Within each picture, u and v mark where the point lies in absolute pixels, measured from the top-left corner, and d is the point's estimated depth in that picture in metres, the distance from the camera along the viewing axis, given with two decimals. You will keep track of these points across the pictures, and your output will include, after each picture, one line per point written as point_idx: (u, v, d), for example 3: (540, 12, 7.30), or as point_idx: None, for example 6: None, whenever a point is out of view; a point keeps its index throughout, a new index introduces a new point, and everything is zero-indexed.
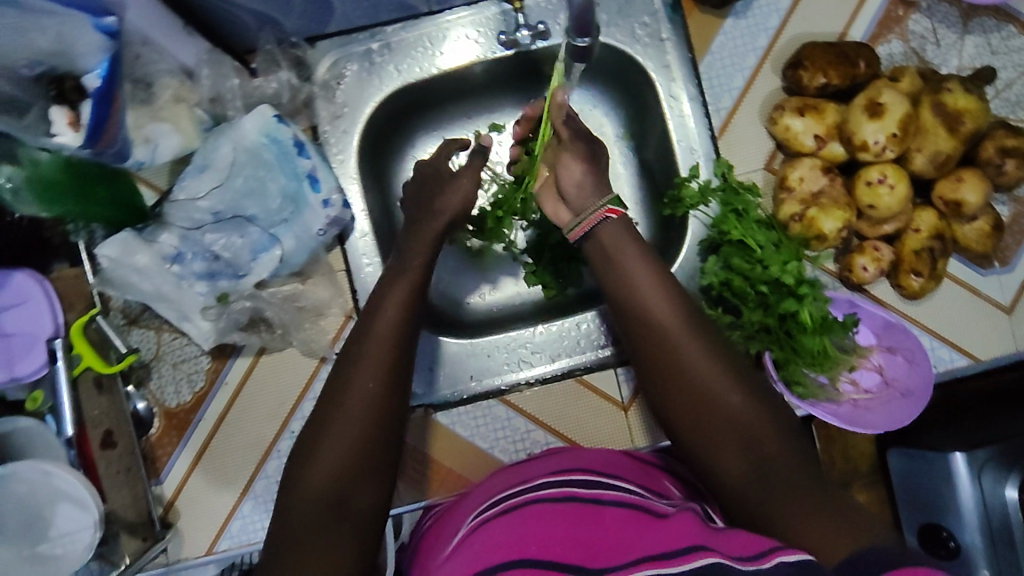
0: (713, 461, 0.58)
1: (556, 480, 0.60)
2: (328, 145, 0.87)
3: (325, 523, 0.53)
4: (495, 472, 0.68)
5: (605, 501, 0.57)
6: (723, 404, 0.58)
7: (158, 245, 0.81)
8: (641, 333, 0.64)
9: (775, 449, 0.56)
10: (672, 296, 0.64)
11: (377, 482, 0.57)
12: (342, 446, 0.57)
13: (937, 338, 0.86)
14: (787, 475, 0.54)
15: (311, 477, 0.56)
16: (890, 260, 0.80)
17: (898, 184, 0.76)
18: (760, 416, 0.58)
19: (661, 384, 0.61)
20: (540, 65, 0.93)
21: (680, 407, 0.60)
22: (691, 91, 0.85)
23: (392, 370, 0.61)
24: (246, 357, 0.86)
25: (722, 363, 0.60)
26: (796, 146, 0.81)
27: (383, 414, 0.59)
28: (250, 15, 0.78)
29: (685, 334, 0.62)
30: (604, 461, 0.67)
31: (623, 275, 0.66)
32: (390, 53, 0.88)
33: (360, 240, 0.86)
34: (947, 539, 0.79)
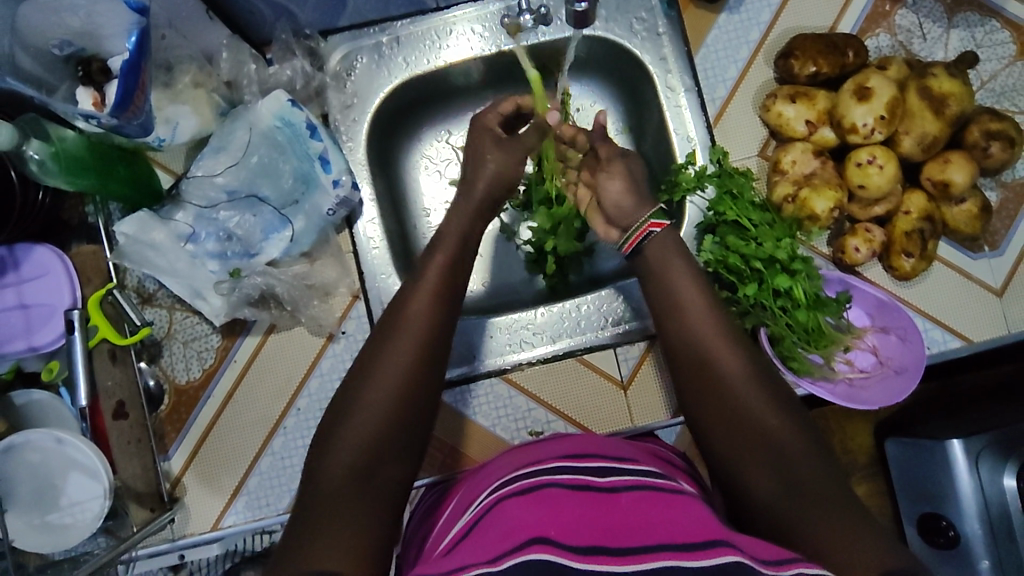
0: (744, 475, 0.59)
1: (574, 467, 0.61)
2: (338, 133, 0.91)
3: (348, 496, 0.54)
4: (507, 453, 0.69)
5: (619, 487, 0.58)
6: (760, 423, 0.60)
7: (174, 223, 0.84)
8: (683, 349, 0.65)
9: (808, 469, 0.57)
10: (712, 311, 0.66)
11: (400, 460, 0.58)
12: (376, 417, 0.58)
13: (930, 319, 0.88)
14: (817, 496, 0.55)
15: (342, 447, 0.56)
16: (882, 241, 0.83)
17: (887, 164, 0.79)
18: (797, 439, 0.59)
19: (699, 398, 0.63)
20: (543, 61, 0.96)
21: (716, 422, 0.61)
22: (687, 82, 0.89)
23: (429, 345, 0.62)
24: (256, 335, 0.88)
25: (761, 382, 0.62)
26: (789, 131, 0.84)
27: (416, 390, 0.60)
28: (268, 6, 0.82)
29: (727, 351, 0.63)
30: (614, 447, 0.68)
31: (670, 291, 0.69)
32: (399, 46, 0.92)
33: (368, 223, 0.89)
34: (946, 529, 0.86)
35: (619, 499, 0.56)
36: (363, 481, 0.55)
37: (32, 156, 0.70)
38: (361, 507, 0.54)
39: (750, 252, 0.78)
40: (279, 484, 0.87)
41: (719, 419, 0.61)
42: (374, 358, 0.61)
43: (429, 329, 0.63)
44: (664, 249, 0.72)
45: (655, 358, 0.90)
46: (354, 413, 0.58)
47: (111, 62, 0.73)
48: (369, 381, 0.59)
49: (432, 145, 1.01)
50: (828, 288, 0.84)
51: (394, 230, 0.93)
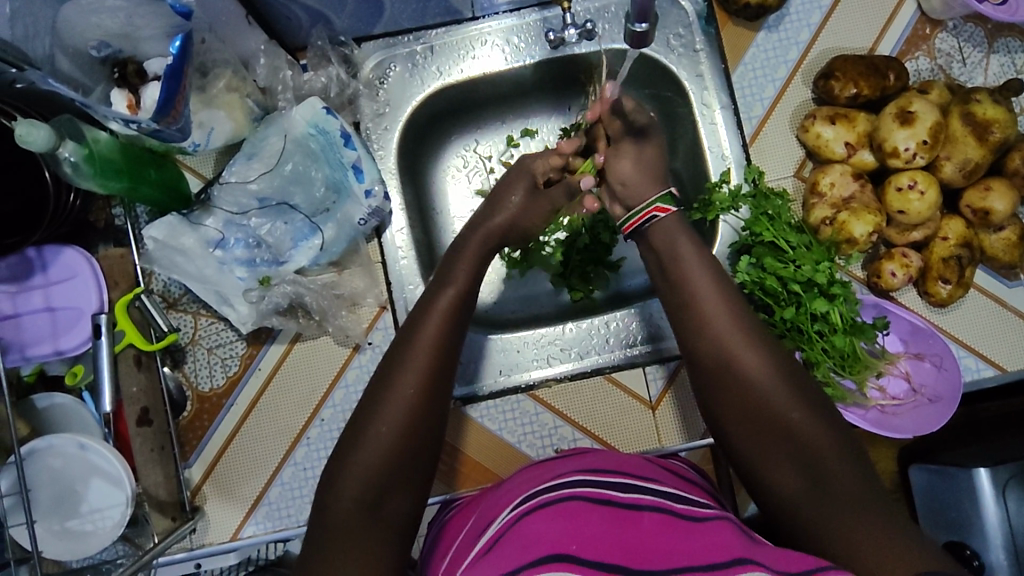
0: (767, 473, 0.58)
1: (593, 480, 0.59)
2: (370, 141, 0.90)
3: (355, 533, 0.53)
4: (524, 468, 0.67)
5: (641, 506, 0.56)
6: (785, 418, 0.58)
7: (203, 229, 0.83)
8: (698, 344, 0.63)
9: (835, 466, 0.56)
10: (736, 318, 0.63)
11: (410, 494, 0.56)
12: (378, 453, 0.56)
13: (963, 346, 0.86)
14: (839, 492, 0.55)
15: (348, 478, 0.55)
16: (918, 267, 0.82)
17: (928, 189, 0.78)
18: (821, 433, 0.57)
19: (719, 395, 0.61)
20: (579, 72, 0.96)
21: (738, 420, 0.60)
22: (723, 99, 0.88)
23: (431, 380, 0.59)
24: (281, 343, 0.87)
25: (784, 376, 0.60)
26: (827, 153, 0.83)
27: (421, 421, 0.58)
28: (304, 11, 0.82)
29: (747, 349, 0.61)
30: (634, 467, 0.66)
31: (689, 296, 0.65)
32: (433, 55, 0.92)
33: (397, 234, 0.88)
34: (970, 558, 0.83)
35: (634, 518, 0.54)
36: (370, 513, 0.54)
37: (66, 158, 0.69)
38: (363, 541, 0.53)
39: (788, 275, 0.77)
40: (301, 495, 0.86)
41: (738, 416, 0.60)
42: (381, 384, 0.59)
43: (435, 357, 0.61)
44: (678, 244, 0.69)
45: (683, 379, 0.89)
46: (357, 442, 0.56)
47: (148, 64, 0.74)
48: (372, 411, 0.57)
49: (460, 154, 1.01)
50: (864, 313, 0.82)
51: (421, 240, 0.92)
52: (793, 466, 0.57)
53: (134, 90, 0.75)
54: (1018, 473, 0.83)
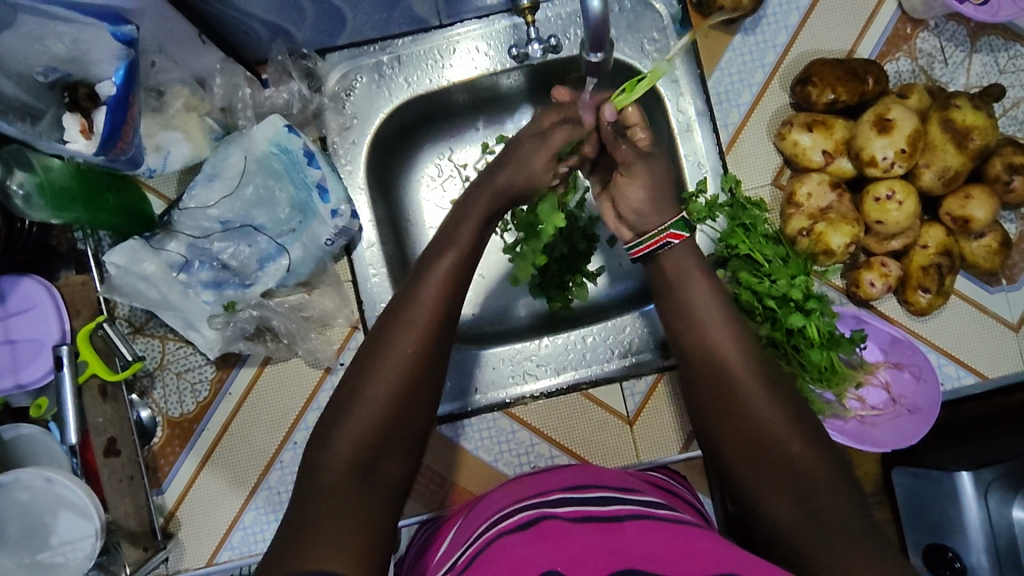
0: (765, 499, 0.55)
1: (574, 498, 0.58)
2: (336, 156, 0.88)
3: (348, 491, 0.52)
4: (502, 487, 0.66)
5: (622, 516, 0.55)
6: (783, 445, 0.55)
7: (166, 254, 0.81)
8: (701, 367, 0.61)
9: (833, 497, 0.53)
10: (735, 327, 0.62)
11: (403, 455, 0.55)
12: (376, 411, 0.54)
13: (944, 355, 0.84)
14: (836, 523, 0.51)
15: (342, 439, 0.54)
16: (898, 276, 0.80)
17: (907, 199, 0.76)
18: (819, 463, 0.55)
19: (718, 419, 0.59)
20: (553, 78, 0.94)
21: (735, 444, 0.57)
22: (699, 105, 0.86)
23: (429, 345, 0.57)
24: (251, 367, 0.85)
25: (784, 401, 0.58)
26: (804, 161, 0.81)
27: (419, 388, 0.56)
28: (264, 26, 0.79)
29: (752, 374, 0.59)
30: (616, 478, 0.65)
31: (689, 304, 0.64)
32: (401, 65, 0.89)
33: (367, 251, 0.86)
34: (952, 561, 0.84)
35: (619, 527, 0.53)
36: (363, 477, 0.53)
37: (16, 190, 0.70)
38: (358, 504, 0.51)
39: (763, 290, 0.76)
40: (275, 519, 0.85)
41: (739, 438, 0.57)
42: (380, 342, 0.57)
43: (432, 324, 0.58)
44: (686, 265, 0.65)
45: (661, 393, 0.87)
46: (353, 401, 0.55)
47: (99, 87, 0.70)
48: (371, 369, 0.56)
49: (433, 163, 0.98)
50: (842, 324, 0.81)
51: (393, 254, 0.91)
52: (790, 493, 0.54)
53: (87, 115, 0.72)
54: (999, 475, 0.82)
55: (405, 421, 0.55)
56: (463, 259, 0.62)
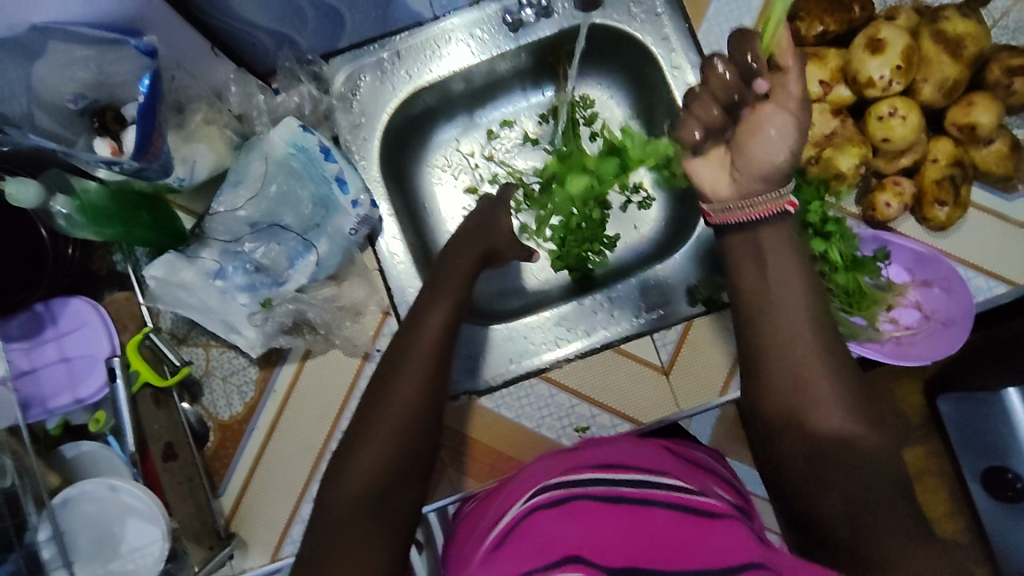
0: (814, 491, 0.54)
1: (603, 479, 0.57)
2: (350, 153, 0.92)
3: (362, 519, 0.54)
4: (540, 459, 0.66)
5: (653, 500, 0.54)
6: (858, 464, 0.53)
7: (201, 261, 0.85)
8: (775, 382, 0.56)
9: (885, 493, 0.52)
10: (819, 333, 0.56)
11: (412, 487, 0.58)
12: (383, 443, 0.57)
13: (971, 268, 0.84)
14: (885, 517, 0.51)
15: (354, 470, 0.56)
16: (912, 194, 0.81)
17: (909, 114, 0.78)
18: (875, 457, 0.53)
19: (783, 405, 0.55)
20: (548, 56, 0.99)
21: (794, 436, 0.55)
22: (692, 58, 0.89)
23: (432, 379, 0.62)
24: (293, 363, 0.88)
25: (846, 392, 0.55)
26: (802, 94, 0.82)
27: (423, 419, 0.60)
28: (269, 36, 0.83)
29: (834, 393, 0.54)
30: (645, 456, 0.64)
31: (767, 293, 0.57)
32: (400, 60, 0.93)
33: (389, 241, 0.89)
34: (1013, 480, 0.94)
35: (652, 510, 0.53)
36: (375, 507, 0.55)
37: (59, 211, 0.72)
38: (371, 528, 0.54)
39: None
40: None
41: (794, 427, 0.55)
42: (388, 373, 0.62)
43: (434, 357, 0.63)
44: None
45: (694, 340, 0.88)
46: (366, 433, 0.58)
47: (125, 110, 0.76)
48: (376, 409, 0.59)
49: (444, 155, 1.04)
50: (863, 245, 0.82)
51: (415, 242, 0.94)
52: (842, 485, 0.52)
53: (116, 136, 0.76)
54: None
55: (416, 447, 0.59)
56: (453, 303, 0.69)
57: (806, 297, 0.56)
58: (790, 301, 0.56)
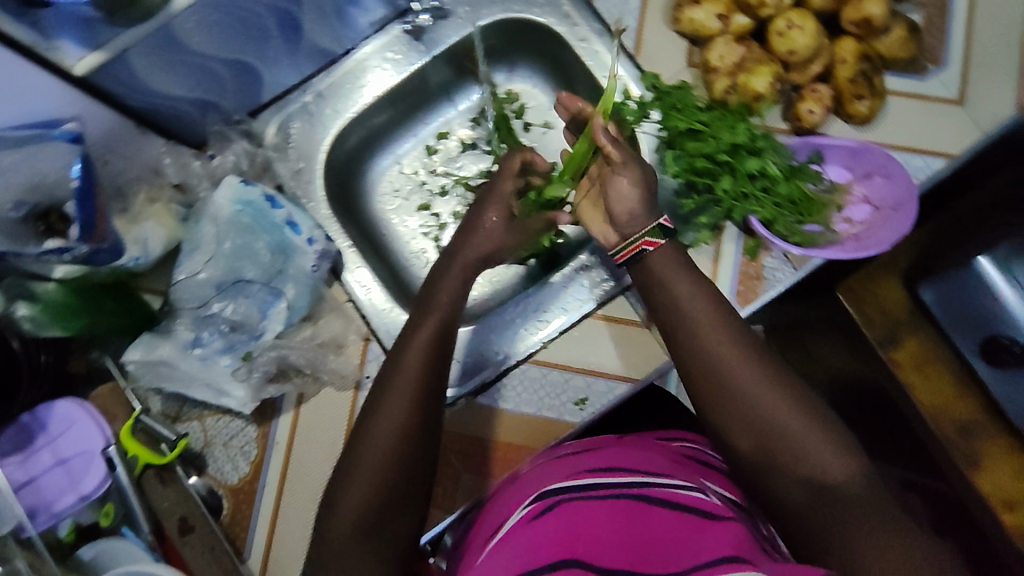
0: (776, 482, 0.55)
1: (600, 480, 0.58)
2: (297, 197, 0.94)
3: (359, 545, 0.57)
4: (530, 469, 0.66)
5: (652, 496, 0.56)
6: (825, 477, 0.53)
7: (176, 335, 0.85)
8: (722, 417, 0.57)
9: (839, 468, 0.53)
10: (732, 334, 0.59)
11: (407, 512, 0.60)
12: (371, 474, 0.58)
13: (907, 151, 0.87)
14: (845, 496, 0.52)
15: (348, 500, 0.58)
16: (830, 96, 0.84)
17: (805, 22, 0.81)
18: (823, 436, 0.54)
19: (716, 412, 0.57)
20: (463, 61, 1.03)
21: (740, 434, 0.56)
22: (596, 28, 0.93)
23: (417, 401, 0.60)
24: (288, 411, 0.87)
25: (775, 380, 0.56)
26: (704, 32, 0.86)
27: (409, 444, 0.59)
28: (191, 104, 0.85)
29: (790, 416, 0.55)
30: (654, 459, 0.63)
31: (672, 305, 0.61)
32: (324, 99, 0.96)
33: (355, 271, 0.90)
34: (1011, 344, 1.03)
35: (647, 511, 0.55)
36: (369, 534, 0.58)
37: (23, 315, 0.79)
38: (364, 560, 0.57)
39: (712, 150, 0.79)
40: None
41: (737, 424, 0.56)
42: (370, 411, 0.60)
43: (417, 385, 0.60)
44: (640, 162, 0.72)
45: None
46: (354, 464, 0.59)
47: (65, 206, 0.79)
48: (359, 441, 0.59)
49: (388, 179, 1.07)
50: (795, 150, 0.85)
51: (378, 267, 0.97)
52: (797, 471, 0.54)
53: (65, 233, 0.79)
54: (1011, 253, 1.02)
55: (409, 483, 0.59)
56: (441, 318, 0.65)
57: (735, 338, 0.58)
58: (725, 343, 0.58)
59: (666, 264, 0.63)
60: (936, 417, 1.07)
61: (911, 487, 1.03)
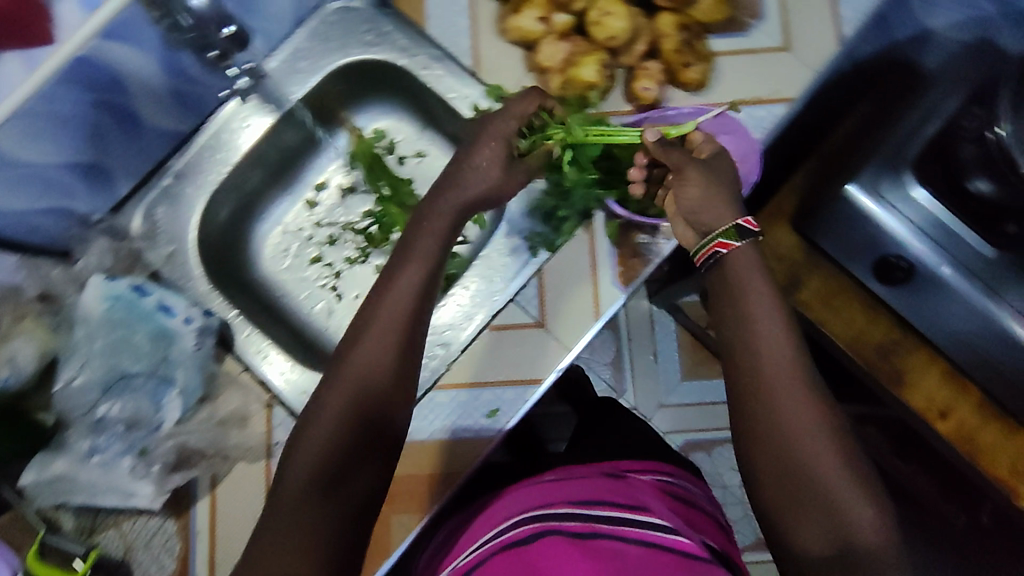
0: (796, 527, 0.60)
1: (587, 514, 0.73)
2: (174, 282, 0.92)
3: (313, 500, 0.62)
4: (526, 489, 0.82)
5: (629, 538, 0.70)
6: (858, 541, 0.57)
7: (72, 448, 0.83)
8: (769, 460, 0.61)
9: (865, 532, 0.57)
10: (802, 377, 0.62)
11: (371, 468, 0.66)
12: (333, 424, 0.64)
13: (748, 106, 0.89)
14: (863, 560, 0.57)
15: (298, 462, 0.63)
16: (661, 70, 0.87)
17: (614, 7, 0.84)
18: (859, 497, 0.58)
19: (761, 448, 0.61)
20: (322, 111, 1.03)
21: (775, 472, 0.61)
22: (434, 54, 0.95)
23: (395, 360, 0.66)
24: (204, 497, 0.84)
25: (831, 438, 0.60)
26: (529, 35, 0.88)
27: (377, 408, 0.66)
28: (45, 215, 0.86)
29: (843, 481, 0.59)
30: (635, 494, 0.80)
31: (739, 326, 0.65)
32: (183, 178, 0.94)
33: (246, 336, 0.91)
34: (899, 262, 1.02)
35: (622, 553, 0.68)
36: (329, 491, 0.63)
37: None
38: (308, 520, 0.61)
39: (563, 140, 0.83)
40: None
41: (772, 462, 0.61)
42: (324, 394, 0.66)
43: (399, 347, 0.67)
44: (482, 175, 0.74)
45: (552, 283, 0.91)
46: (321, 411, 0.65)
47: None
48: (329, 401, 0.65)
49: (272, 241, 1.06)
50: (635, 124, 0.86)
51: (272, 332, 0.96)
52: (820, 525, 0.58)
53: None
54: (880, 173, 1.00)
55: (358, 454, 0.65)
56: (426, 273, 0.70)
57: (803, 380, 0.62)
58: (796, 395, 0.61)
59: (741, 278, 0.66)
60: (858, 348, 1.11)
61: (865, 418, 1.20)
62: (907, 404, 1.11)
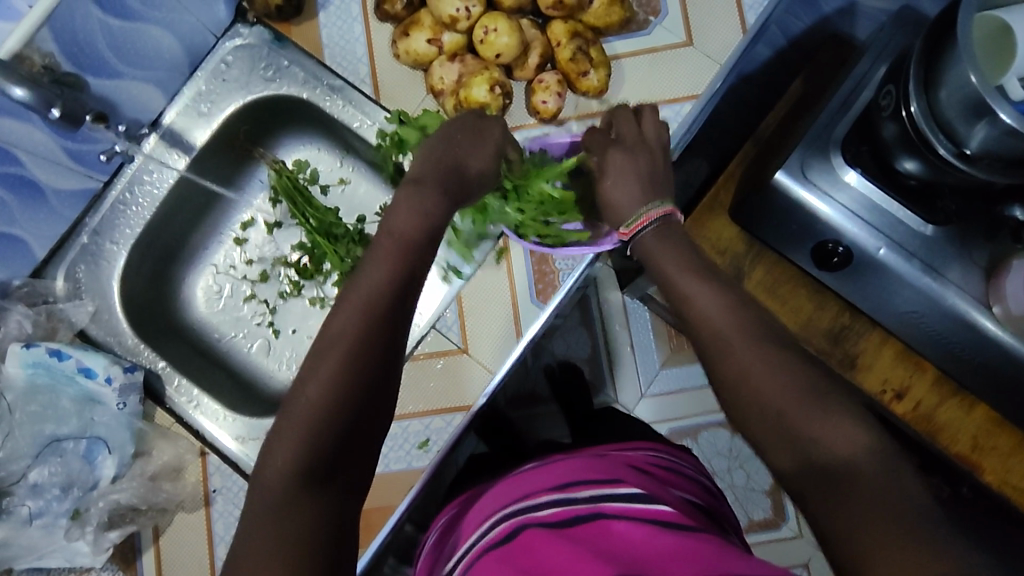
0: (773, 459, 0.54)
1: (566, 496, 0.57)
2: (101, 339, 0.93)
3: (291, 502, 0.52)
4: (501, 483, 0.67)
5: (611, 514, 0.54)
6: (831, 455, 0.50)
7: (13, 514, 0.85)
8: (733, 397, 0.57)
9: (841, 444, 0.50)
10: (743, 317, 0.60)
11: (362, 435, 0.56)
12: (315, 402, 0.54)
13: (653, 106, 0.87)
14: (844, 471, 0.49)
15: (280, 445, 0.54)
16: (557, 81, 0.84)
17: (497, 23, 0.82)
18: (823, 407, 0.52)
19: (722, 390, 0.58)
20: (238, 143, 1.01)
21: (741, 408, 0.56)
22: (338, 83, 0.93)
23: (372, 317, 0.58)
24: (149, 550, 0.87)
25: (786, 365, 0.56)
26: (422, 57, 0.87)
27: (368, 365, 0.56)
28: None
29: (804, 400, 0.53)
30: (608, 470, 0.63)
31: (668, 280, 0.65)
32: (101, 235, 0.94)
33: (175, 389, 0.92)
34: (836, 248, 0.95)
35: (608, 532, 0.52)
36: (311, 491, 0.52)
37: None
38: (303, 515, 0.51)
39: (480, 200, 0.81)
40: None
41: (738, 397, 0.56)
42: (309, 371, 0.56)
43: (370, 305, 0.58)
44: None
45: (471, 308, 0.90)
46: (305, 383, 0.56)
47: None
48: (309, 369, 0.56)
49: (205, 284, 1.05)
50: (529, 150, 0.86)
51: (208, 380, 0.97)
52: (791, 449, 0.52)
53: None
54: (806, 156, 0.93)
55: (355, 430, 0.55)
56: (392, 268, 0.61)
57: (743, 321, 0.59)
58: (734, 334, 0.58)
59: (659, 248, 0.68)
60: (808, 334, 1.06)
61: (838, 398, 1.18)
62: (865, 388, 1.05)
